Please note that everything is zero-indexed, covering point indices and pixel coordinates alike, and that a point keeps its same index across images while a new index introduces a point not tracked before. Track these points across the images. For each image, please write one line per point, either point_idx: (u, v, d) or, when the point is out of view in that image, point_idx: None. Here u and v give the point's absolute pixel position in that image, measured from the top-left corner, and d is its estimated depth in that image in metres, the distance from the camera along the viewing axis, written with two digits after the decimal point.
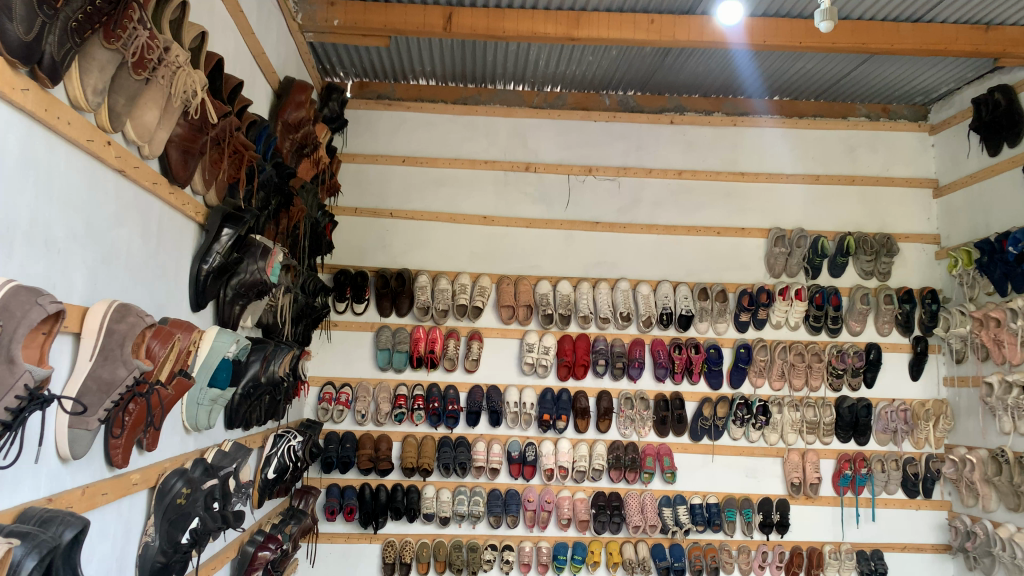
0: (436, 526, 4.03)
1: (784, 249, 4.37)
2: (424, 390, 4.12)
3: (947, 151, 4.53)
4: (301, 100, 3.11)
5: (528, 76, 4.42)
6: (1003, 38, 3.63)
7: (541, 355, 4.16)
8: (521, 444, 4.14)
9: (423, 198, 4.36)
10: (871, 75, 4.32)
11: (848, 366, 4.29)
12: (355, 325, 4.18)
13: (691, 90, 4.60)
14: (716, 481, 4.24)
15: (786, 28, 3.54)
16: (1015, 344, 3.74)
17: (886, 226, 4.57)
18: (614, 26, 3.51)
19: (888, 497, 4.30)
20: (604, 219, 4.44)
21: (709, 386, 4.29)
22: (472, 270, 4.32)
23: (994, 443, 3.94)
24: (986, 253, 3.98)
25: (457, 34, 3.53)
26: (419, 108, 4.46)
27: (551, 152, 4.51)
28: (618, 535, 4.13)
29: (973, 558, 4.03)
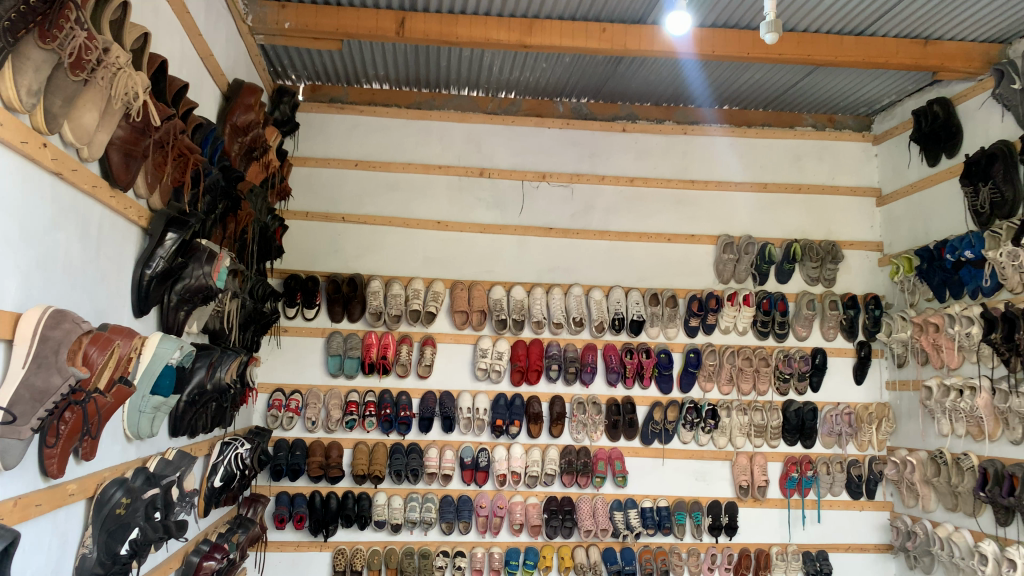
0: (388, 532, 4.01)
1: (732, 255, 4.45)
2: (375, 397, 4.10)
3: (889, 161, 4.66)
4: (249, 104, 3.07)
5: (482, 81, 4.42)
6: (941, 53, 3.75)
7: (494, 360, 4.16)
8: (474, 449, 4.14)
9: (375, 203, 4.33)
10: (818, 85, 4.42)
11: (794, 371, 4.37)
12: (305, 331, 4.14)
13: (644, 98, 4.65)
14: (666, 484, 4.29)
15: (734, 38, 3.60)
16: (952, 349, 3.86)
17: (832, 234, 4.68)
18: (565, 36, 3.53)
19: (833, 499, 4.38)
20: (556, 225, 4.47)
21: (660, 390, 4.34)
22: (425, 275, 4.30)
23: (934, 443, 4.05)
24: (926, 261, 4.10)
25: (410, 40, 3.52)
26: (372, 112, 4.43)
27: (505, 159, 4.52)
28: (570, 539, 4.15)
29: (913, 557, 4.14)
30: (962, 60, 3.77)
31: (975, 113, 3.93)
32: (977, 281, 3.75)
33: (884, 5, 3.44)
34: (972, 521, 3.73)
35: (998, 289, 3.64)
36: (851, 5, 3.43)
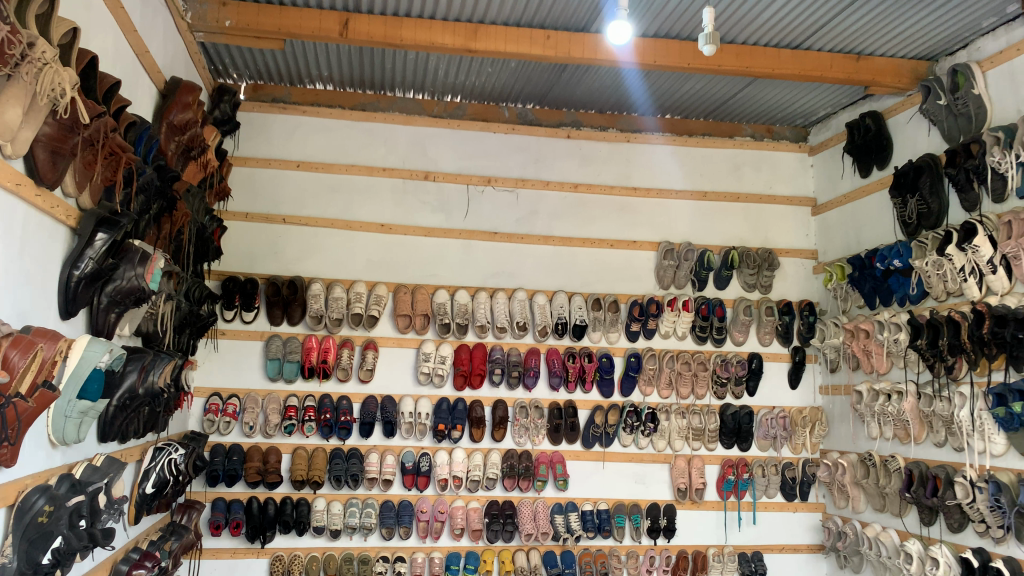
0: (327, 538, 3.97)
1: (673, 262, 4.52)
2: (315, 401, 4.05)
3: (824, 171, 4.79)
4: (187, 102, 3.02)
5: (427, 84, 4.42)
6: (872, 68, 3.87)
7: (437, 364, 4.15)
8: (415, 454, 4.12)
9: (317, 204, 4.28)
10: (756, 96, 4.52)
11: (731, 375, 4.46)
12: (244, 334, 4.06)
13: (589, 105, 4.70)
14: (606, 487, 4.34)
15: (675, 48, 3.67)
16: (882, 354, 3.98)
17: (769, 242, 4.79)
18: (510, 41, 3.55)
19: (768, 501, 4.48)
20: (500, 229, 4.48)
21: (602, 393, 4.39)
22: (367, 278, 4.27)
23: (864, 446, 4.17)
24: (857, 269, 4.22)
25: (354, 41, 3.48)
26: (315, 112, 4.38)
27: (450, 163, 4.51)
28: (511, 543, 4.16)
29: (843, 557, 4.25)
30: (892, 75, 3.90)
31: (903, 127, 4.07)
32: (905, 289, 3.89)
33: (817, 20, 3.54)
34: (899, 521, 3.87)
35: (923, 296, 3.77)
36: (786, 19, 3.53)
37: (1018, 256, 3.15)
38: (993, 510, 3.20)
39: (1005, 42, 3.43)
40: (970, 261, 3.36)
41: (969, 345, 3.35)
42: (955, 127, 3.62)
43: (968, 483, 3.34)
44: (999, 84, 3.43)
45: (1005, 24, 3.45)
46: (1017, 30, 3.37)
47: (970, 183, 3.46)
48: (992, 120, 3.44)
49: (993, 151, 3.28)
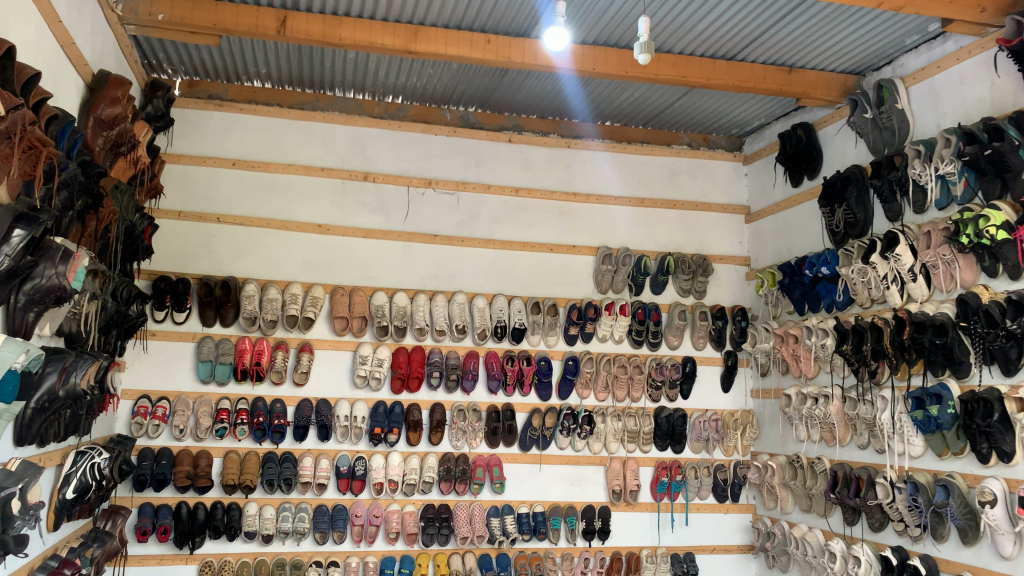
0: (258, 543, 3.89)
1: (611, 266, 4.57)
2: (248, 404, 3.98)
3: (757, 181, 4.91)
4: (117, 96, 2.93)
5: (368, 85, 4.39)
6: (804, 80, 3.98)
7: (375, 366, 4.11)
8: (350, 458, 4.08)
9: (253, 204, 4.21)
10: (693, 105, 4.61)
11: (666, 379, 4.53)
12: (175, 335, 3.97)
13: (530, 110, 4.73)
14: (542, 490, 4.36)
15: (613, 57, 3.71)
16: (810, 359, 4.09)
17: (704, 248, 4.89)
18: (451, 44, 3.56)
19: (700, 503, 4.56)
20: (440, 232, 4.47)
21: (540, 396, 4.42)
22: (304, 279, 4.21)
23: (793, 448, 4.28)
24: (787, 275, 4.33)
25: (291, 39, 3.43)
26: (252, 110, 4.31)
27: (391, 164, 4.48)
28: (446, 546, 4.14)
29: (771, 556, 4.36)
30: (822, 88, 4.01)
31: (832, 138, 4.20)
32: (832, 296, 4.01)
33: (753, 31, 3.62)
34: (824, 521, 3.99)
35: (850, 303, 3.89)
36: (723, 29, 3.59)
37: (936, 265, 3.28)
38: (911, 509, 3.32)
39: (928, 60, 3.57)
40: (892, 269, 3.47)
41: (891, 350, 3.46)
42: (880, 140, 3.74)
43: (888, 484, 3.45)
44: (921, 100, 3.56)
45: (927, 42, 3.58)
46: (939, 48, 3.51)
47: (893, 195, 3.58)
48: (914, 134, 3.58)
49: (914, 163, 3.41)
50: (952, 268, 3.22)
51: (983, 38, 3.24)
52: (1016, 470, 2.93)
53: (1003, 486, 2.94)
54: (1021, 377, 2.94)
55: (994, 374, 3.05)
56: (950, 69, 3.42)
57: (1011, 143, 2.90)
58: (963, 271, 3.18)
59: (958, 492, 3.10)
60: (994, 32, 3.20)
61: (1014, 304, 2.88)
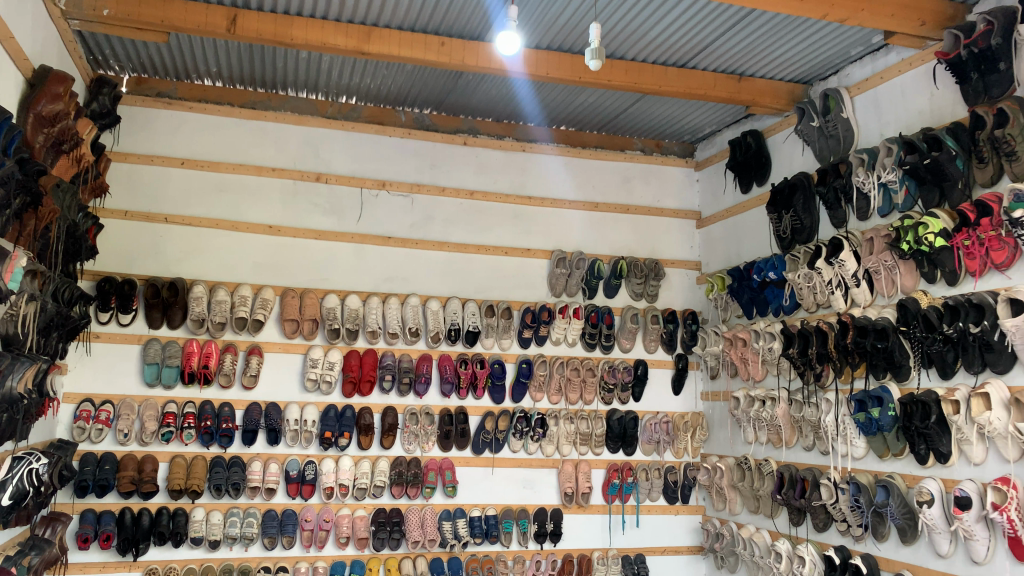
0: (205, 549, 3.83)
1: (564, 269, 4.59)
2: (195, 408, 3.92)
3: (708, 186, 4.99)
4: (58, 93, 2.85)
5: (321, 84, 4.35)
6: (753, 88, 4.05)
7: (324, 370, 4.07)
8: (300, 462, 4.03)
9: (203, 204, 4.14)
10: (646, 111, 4.66)
11: (618, 381, 4.57)
12: (120, 337, 3.88)
13: (485, 113, 4.73)
14: (494, 493, 4.36)
15: (567, 62, 3.74)
16: (758, 362, 4.15)
17: (656, 253, 4.95)
18: (404, 46, 3.54)
19: (651, 504, 4.61)
20: (394, 234, 4.44)
21: (493, 399, 4.41)
22: (254, 281, 4.16)
23: (741, 450, 4.35)
24: (736, 280, 4.40)
25: (242, 37, 3.39)
26: (202, 109, 4.23)
27: (345, 166, 4.44)
28: (397, 551, 4.11)
29: (720, 557, 4.42)
30: (770, 97, 4.09)
31: (780, 146, 4.28)
32: (779, 300, 4.08)
33: (703, 39, 3.67)
34: (771, 522, 4.06)
35: (796, 307, 3.97)
36: (674, 36, 3.64)
37: (878, 270, 3.36)
38: (854, 510, 3.40)
39: (871, 71, 3.66)
40: (836, 274, 3.56)
41: (835, 354, 3.54)
42: (826, 148, 3.83)
43: (832, 485, 3.52)
44: (865, 110, 3.65)
45: (871, 54, 3.67)
46: (882, 60, 3.60)
47: (838, 202, 3.67)
48: (858, 142, 3.67)
49: (858, 171, 3.50)
50: (893, 274, 3.30)
51: (923, 50, 3.33)
52: (952, 470, 3.01)
53: (940, 486, 3.03)
54: (956, 380, 3.03)
55: (931, 376, 3.13)
56: (892, 80, 3.51)
57: (949, 153, 3.00)
58: (904, 277, 3.26)
59: (898, 492, 3.19)
60: (933, 45, 3.29)
61: (951, 309, 2.96)
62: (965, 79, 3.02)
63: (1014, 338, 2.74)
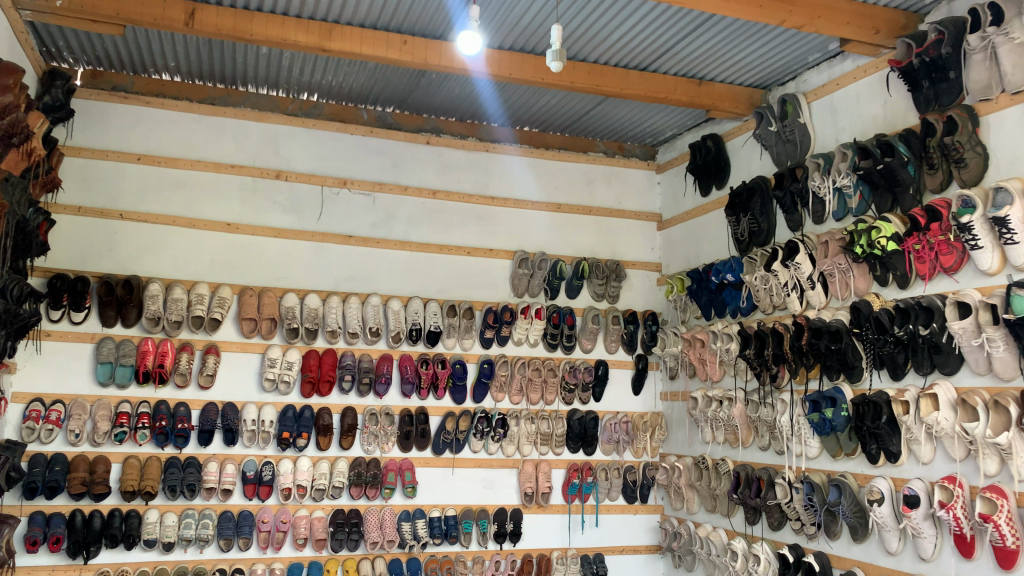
0: (159, 551, 3.76)
1: (526, 270, 4.60)
2: (150, 408, 3.85)
3: (669, 189, 5.04)
4: (7, 85, 2.78)
5: (281, 81, 4.30)
6: (712, 93, 4.10)
7: (283, 370, 4.03)
8: (257, 463, 3.99)
9: (159, 201, 4.07)
10: (609, 114, 4.69)
11: (579, 381, 4.59)
12: (72, 336, 3.80)
13: (448, 112, 4.72)
14: (454, 493, 4.36)
15: (529, 63, 3.76)
16: (715, 363, 4.20)
17: (617, 254, 4.98)
18: (366, 44, 3.52)
19: (611, 504, 4.64)
20: (355, 232, 4.41)
21: (454, 399, 4.41)
22: (212, 279, 4.10)
23: (699, 450, 4.40)
24: (695, 281, 4.45)
25: (200, 32, 3.34)
26: (159, 103, 4.16)
27: (306, 164, 4.40)
28: (356, 552, 4.09)
29: (677, 556, 4.46)
30: (730, 101, 4.14)
31: (739, 150, 4.34)
32: (736, 302, 4.14)
33: (664, 43, 3.71)
34: (727, 521, 4.11)
35: (753, 309, 4.03)
36: (636, 39, 3.67)
37: (833, 273, 3.42)
38: (807, 508, 3.46)
39: (827, 77, 3.72)
40: (793, 277, 3.61)
41: (790, 355, 3.59)
42: (783, 153, 3.88)
43: (787, 484, 3.58)
44: (822, 116, 3.72)
45: (828, 60, 3.73)
46: (838, 66, 3.66)
47: (794, 206, 3.73)
48: (814, 147, 3.74)
49: (814, 176, 3.56)
50: (847, 276, 3.36)
51: (877, 58, 3.40)
52: (901, 470, 3.08)
53: (890, 485, 3.09)
54: (907, 381, 3.09)
55: (883, 377, 3.20)
56: (847, 87, 3.57)
57: (901, 159, 3.06)
58: (857, 280, 3.32)
59: (849, 492, 3.25)
60: (886, 53, 3.36)
61: (902, 312, 3.03)
62: (917, 87, 3.10)
63: (960, 340, 2.80)
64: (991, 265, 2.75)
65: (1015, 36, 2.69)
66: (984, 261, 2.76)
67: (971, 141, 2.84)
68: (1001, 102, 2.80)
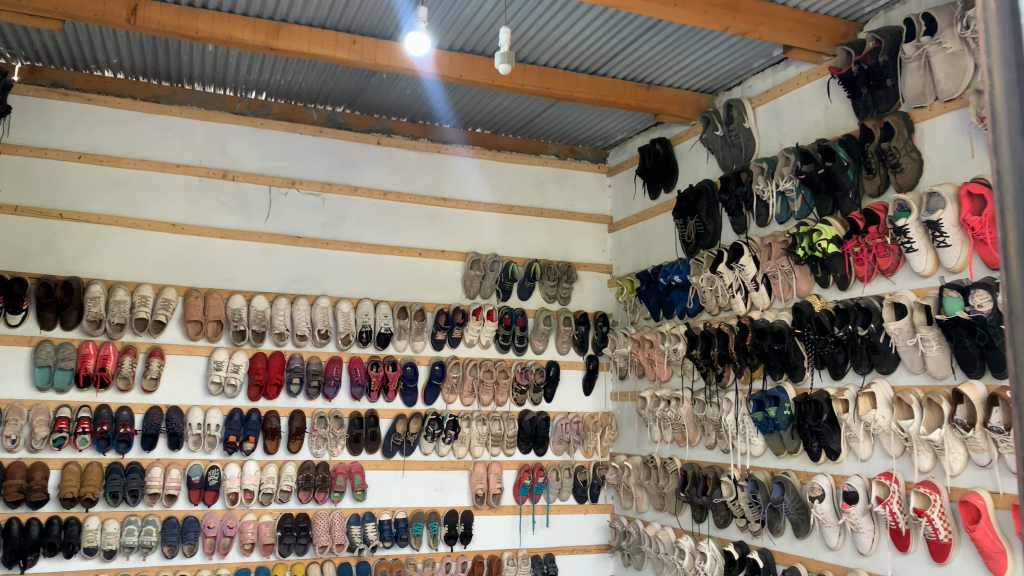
0: (99, 558, 3.67)
1: (478, 272, 4.61)
2: (91, 412, 3.76)
3: (619, 192, 5.09)
4: None
5: (228, 79, 4.23)
6: (661, 97, 4.15)
7: (229, 373, 3.97)
8: (203, 468, 3.92)
9: (101, 201, 3.98)
10: (560, 116, 4.72)
11: (530, 382, 4.61)
12: (8, 339, 3.69)
13: (399, 113, 4.70)
14: (404, 496, 4.34)
15: (479, 65, 3.77)
16: (663, 363, 4.25)
17: (568, 256, 5.01)
18: (314, 44, 3.48)
19: (561, 504, 4.67)
20: (304, 233, 4.36)
21: (404, 401, 4.39)
22: (155, 281, 4.01)
23: (648, 450, 4.45)
24: (644, 283, 4.50)
25: (142, 29, 3.26)
26: (101, 101, 4.06)
27: (254, 164, 4.34)
28: (304, 556, 4.04)
29: (627, 555, 4.51)
30: (678, 105, 4.20)
31: (686, 154, 4.40)
32: (683, 303, 4.19)
33: (613, 47, 3.74)
34: (675, 519, 4.17)
35: (699, 310, 4.09)
36: (584, 44, 3.71)
37: (776, 275, 3.49)
38: (752, 506, 3.52)
39: (772, 83, 3.79)
40: (737, 279, 3.68)
41: (735, 355, 3.65)
42: (729, 157, 3.95)
43: (732, 482, 3.64)
44: (766, 120, 3.80)
45: (772, 66, 3.81)
46: (782, 72, 3.73)
47: (739, 209, 3.80)
48: (759, 152, 3.82)
49: (758, 180, 3.63)
50: (790, 278, 3.44)
51: (818, 64, 3.48)
52: (841, 467, 3.16)
53: (830, 482, 3.17)
54: (846, 380, 3.17)
55: (823, 377, 3.28)
56: (791, 92, 3.65)
57: (841, 163, 3.14)
58: (799, 281, 3.40)
59: (792, 489, 3.32)
60: (828, 60, 3.44)
61: (842, 312, 3.11)
62: (856, 94, 3.18)
63: (897, 340, 2.88)
64: (924, 267, 2.84)
65: (947, 46, 2.75)
66: (918, 263, 2.84)
67: (907, 147, 2.94)
68: (934, 109, 2.87)
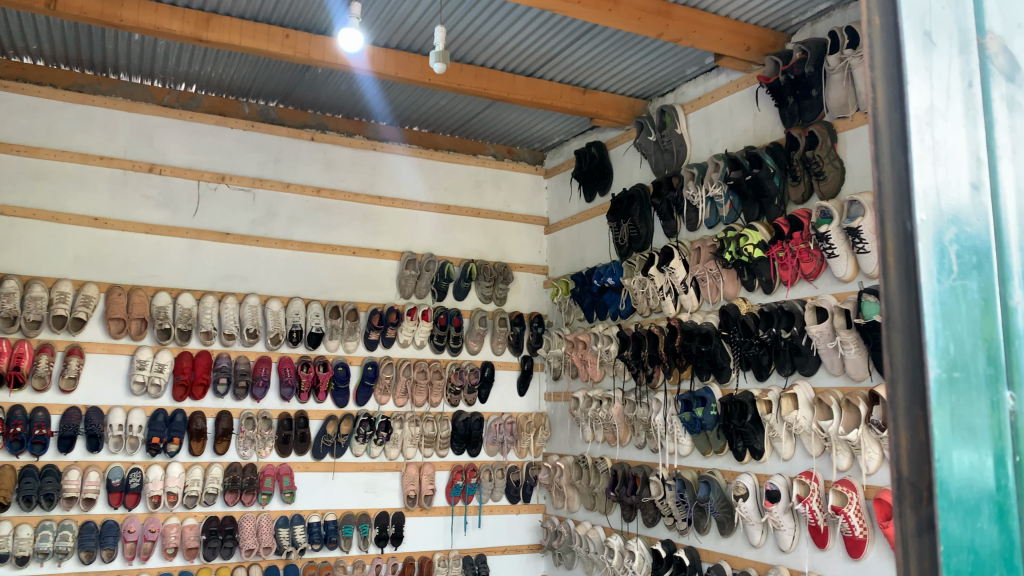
0: (12, 565, 3.53)
1: (413, 271, 4.59)
2: (4, 413, 3.61)
3: (555, 194, 5.12)
4: None
5: (156, 70, 4.12)
6: (596, 101, 4.20)
7: (153, 373, 3.86)
8: (124, 470, 3.80)
9: (18, 192, 3.82)
10: (497, 117, 4.72)
11: (464, 383, 4.60)
12: None
13: (334, 109, 4.63)
14: (334, 498, 4.28)
15: (415, 63, 3.74)
16: (596, 363, 4.29)
17: (503, 256, 5.02)
18: (246, 36, 3.41)
19: (493, 505, 4.67)
20: (233, 229, 4.27)
21: (336, 402, 4.34)
22: (76, 276, 3.87)
23: (580, 450, 4.49)
24: (578, 284, 4.54)
25: (63, 15, 3.12)
26: (19, 88, 3.90)
27: (182, 158, 4.23)
28: (230, 560, 3.96)
29: (558, 554, 4.55)
30: (612, 110, 4.24)
31: (620, 157, 4.46)
32: (616, 305, 4.24)
33: (550, 50, 3.77)
34: (605, 518, 4.22)
35: (631, 312, 4.14)
36: (520, 45, 3.73)
37: (704, 279, 3.57)
38: (679, 504, 3.59)
39: (703, 90, 3.87)
40: (667, 281, 3.73)
41: (664, 356, 3.71)
42: (661, 162, 4.01)
43: (660, 481, 3.71)
44: (697, 127, 3.87)
45: (704, 74, 3.88)
46: (713, 80, 3.81)
47: (670, 213, 3.86)
48: (690, 157, 3.90)
49: (688, 184, 3.70)
50: (717, 282, 3.52)
51: (748, 73, 3.57)
52: (765, 466, 3.25)
53: (754, 481, 3.26)
54: (770, 381, 3.26)
55: (748, 378, 3.36)
56: (721, 100, 3.73)
57: (767, 170, 3.22)
58: (727, 285, 3.49)
59: (717, 487, 3.40)
60: (757, 69, 3.53)
61: (767, 315, 3.19)
62: (783, 102, 3.27)
63: (818, 342, 2.96)
64: (845, 272, 2.92)
65: None
66: (838, 268, 2.93)
67: (830, 156, 3.02)
68: (856, 119, 2.97)
